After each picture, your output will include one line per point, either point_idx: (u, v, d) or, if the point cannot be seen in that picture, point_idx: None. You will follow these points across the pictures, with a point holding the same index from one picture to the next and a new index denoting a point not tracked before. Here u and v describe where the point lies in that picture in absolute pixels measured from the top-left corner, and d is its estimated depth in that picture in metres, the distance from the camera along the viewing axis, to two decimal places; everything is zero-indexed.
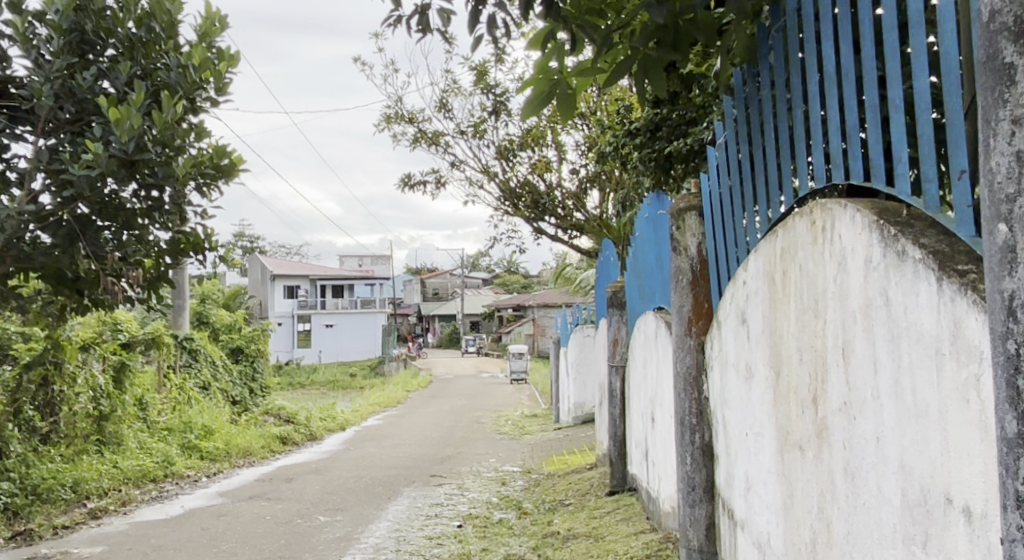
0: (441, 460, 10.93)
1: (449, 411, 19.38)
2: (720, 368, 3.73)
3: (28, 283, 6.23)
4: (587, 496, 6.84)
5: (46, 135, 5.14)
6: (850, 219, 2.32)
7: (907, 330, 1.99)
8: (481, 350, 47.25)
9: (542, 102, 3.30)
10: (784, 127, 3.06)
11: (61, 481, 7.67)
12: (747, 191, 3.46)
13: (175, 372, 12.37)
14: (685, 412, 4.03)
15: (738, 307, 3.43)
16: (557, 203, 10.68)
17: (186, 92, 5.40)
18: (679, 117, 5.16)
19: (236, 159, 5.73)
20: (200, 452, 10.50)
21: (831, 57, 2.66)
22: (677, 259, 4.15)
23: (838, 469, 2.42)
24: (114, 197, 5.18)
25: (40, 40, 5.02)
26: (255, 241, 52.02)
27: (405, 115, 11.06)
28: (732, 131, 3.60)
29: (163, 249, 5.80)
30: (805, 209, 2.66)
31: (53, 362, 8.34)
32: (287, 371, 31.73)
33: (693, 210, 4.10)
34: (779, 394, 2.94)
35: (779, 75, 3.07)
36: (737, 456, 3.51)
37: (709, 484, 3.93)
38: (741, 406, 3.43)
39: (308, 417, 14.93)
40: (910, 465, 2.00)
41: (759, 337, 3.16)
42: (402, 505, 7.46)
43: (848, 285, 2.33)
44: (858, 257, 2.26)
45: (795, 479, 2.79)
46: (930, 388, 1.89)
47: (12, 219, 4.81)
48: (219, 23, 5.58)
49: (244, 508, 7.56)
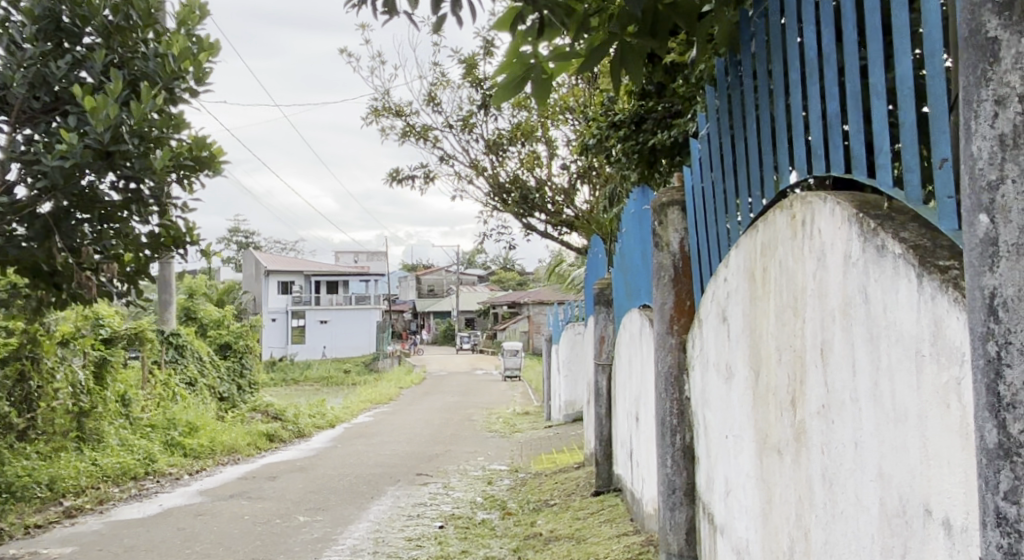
0: (428, 458, 10.81)
1: (441, 408, 19.24)
2: (701, 367, 3.61)
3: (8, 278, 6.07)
4: (573, 496, 6.73)
5: (20, 124, 4.98)
6: (830, 213, 2.20)
7: (887, 330, 1.87)
8: (476, 347, 47.06)
9: (517, 85, 3.22)
10: (767, 117, 2.94)
11: (36, 479, 7.55)
12: (729, 186, 3.34)
13: (160, 368, 12.24)
14: (666, 413, 3.92)
15: (719, 304, 3.31)
16: (546, 199, 10.55)
17: (165, 82, 5.25)
18: (665, 109, 5.02)
19: (217, 151, 5.60)
20: (183, 449, 10.37)
21: (813, 42, 2.55)
22: (658, 255, 4.03)
23: (817, 475, 2.30)
24: (91, 190, 4.99)
25: (12, 25, 4.89)
26: (249, 236, 51.88)
27: (393, 108, 10.92)
28: (714, 123, 3.48)
29: (142, 242, 5.65)
30: (785, 203, 2.54)
31: (29, 358, 8.24)
32: (281, 367, 31.60)
33: (675, 204, 3.96)
34: (758, 395, 2.82)
35: (762, 62, 2.94)
36: (717, 459, 3.39)
37: (689, 488, 3.81)
38: (722, 407, 3.31)
39: (296, 414, 14.78)
40: (888, 473, 1.88)
41: (739, 336, 3.04)
42: (385, 505, 7.34)
43: (827, 282, 2.21)
44: (838, 252, 2.14)
45: (773, 483, 2.67)
46: (909, 391, 1.77)
47: None
48: (199, 10, 5.45)
49: (224, 507, 7.43)
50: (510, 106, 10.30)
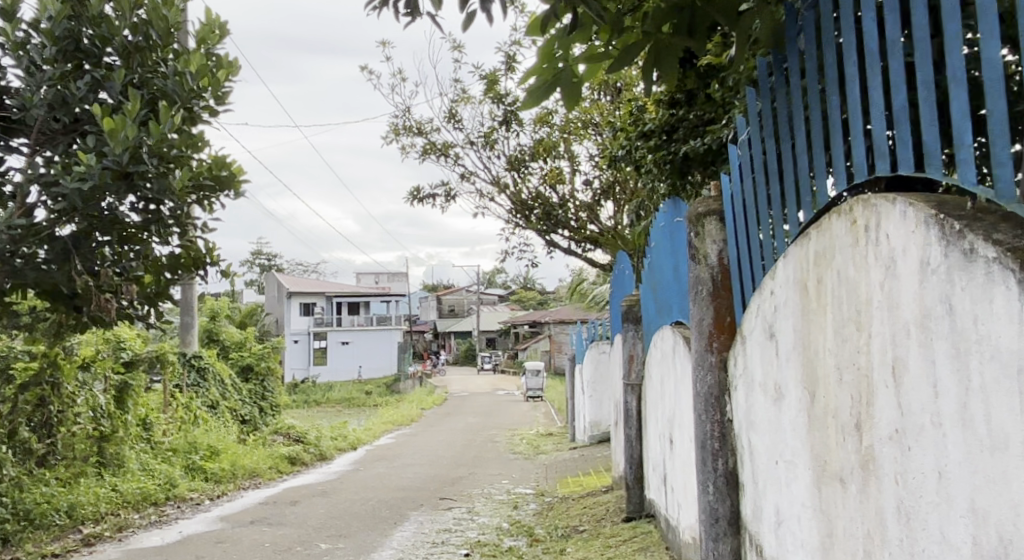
0: (451, 481, 10.58)
1: (463, 430, 19.00)
2: (745, 388, 3.37)
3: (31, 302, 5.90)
4: (603, 522, 6.47)
5: (40, 146, 4.77)
6: (901, 215, 1.98)
7: (978, 345, 1.65)
8: (497, 367, 46.89)
9: (547, 90, 3.05)
10: (818, 116, 2.69)
11: (55, 506, 7.41)
12: (775, 194, 3.11)
13: (183, 392, 12.10)
14: (707, 436, 3.68)
15: (766, 320, 3.08)
16: (570, 215, 10.35)
17: (183, 100, 4.99)
18: (697, 118, 4.91)
19: (237, 170, 5.40)
20: (205, 474, 10.19)
21: (873, 31, 2.26)
22: (695, 269, 3.81)
23: (889, 507, 2.07)
24: (111, 213, 4.76)
25: (31, 46, 4.66)
26: (272, 259, 52.11)
27: (414, 126, 10.79)
28: (756, 126, 3.25)
29: (162, 263, 5.47)
30: (844, 207, 2.32)
31: (49, 383, 8.11)
32: (303, 389, 31.44)
33: (713, 214, 3.76)
34: (814, 419, 2.59)
35: (811, 58, 2.72)
36: (766, 487, 3.15)
37: (734, 517, 3.57)
38: (770, 431, 3.07)
39: (318, 437, 14.60)
40: (984, 508, 1.67)
41: (791, 354, 2.81)
42: (408, 531, 7.13)
43: (899, 293, 1.99)
44: (912, 260, 1.92)
45: (835, 516, 2.44)
46: (1011, 415, 1.56)
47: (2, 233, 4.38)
48: (219, 29, 5.26)
49: (244, 534, 7.25)
50: (533, 122, 10.14)
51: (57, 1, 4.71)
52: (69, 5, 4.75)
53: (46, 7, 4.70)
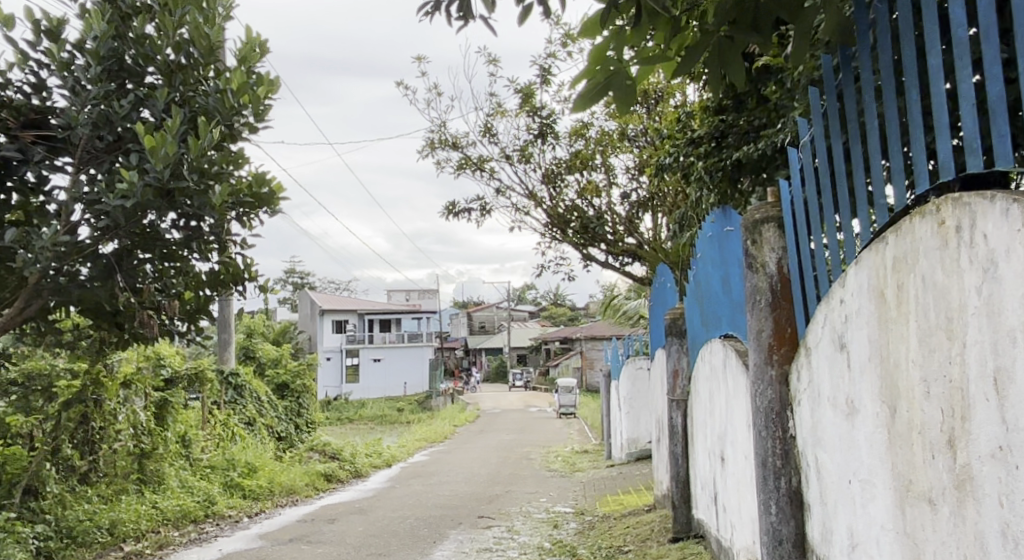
0: (489, 499, 10.42)
1: (497, 447, 18.81)
2: (811, 403, 3.21)
3: (73, 319, 5.88)
4: (648, 542, 6.28)
5: (83, 165, 4.71)
6: (1002, 214, 1.85)
7: None
8: (529, 385, 46.66)
9: (599, 93, 2.91)
10: (893, 115, 2.52)
11: (97, 523, 7.37)
12: (842, 198, 2.95)
13: (220, 409, 12.09)
14: (768, 453, 3.52)
15: (835, 330, 2.92)
16: (607, 227, 10.21)
17: (224, 118, 4.94)
18: (749, 123, 4.89)
19: (276, 187, 5.29)
20: (243, 491, 10.14)
21: (962, 19, 2.09)
22: (752, 278, 3.65)
23: (991, 531, 1.94)
24: (153, 230, 4.72)
25: (77, 67, 4.64)
26: (305, 276, 52.45)
27: (449, 140, 10.73)
28: (820, 126, 3.10)
29: (201, 280, 5.41)
30: (928, 207, 2.16)
31: (92, 400, 8.12)
32: (337, 406, 31.46)
33: (771, 221, 3.62)
34: (896, 435, 2.44)
35: (885, 52, 2.57)
36: (836, 507, 2.99)
37: (799, 539, 3.41)
38: (841, 449, 2.91)
39: (352, 454, 14.50)
40: None
41: (866, 366, 2.66)
42: (448, 550, 6.99)
43: (1003, 297, 1.85)
44: (1019, 262, 1.80)
45: (921, 539, 2.29)
46: None
47: (47, 251, 4.34)
48: (259, 47, 5.22)
49: (283, 552, 7.16)
50: (569, 134, 10.01)
51: (102, 20, 4.68)
52: (114, 25, 4.75)
53: (91, 27, 4.67)
